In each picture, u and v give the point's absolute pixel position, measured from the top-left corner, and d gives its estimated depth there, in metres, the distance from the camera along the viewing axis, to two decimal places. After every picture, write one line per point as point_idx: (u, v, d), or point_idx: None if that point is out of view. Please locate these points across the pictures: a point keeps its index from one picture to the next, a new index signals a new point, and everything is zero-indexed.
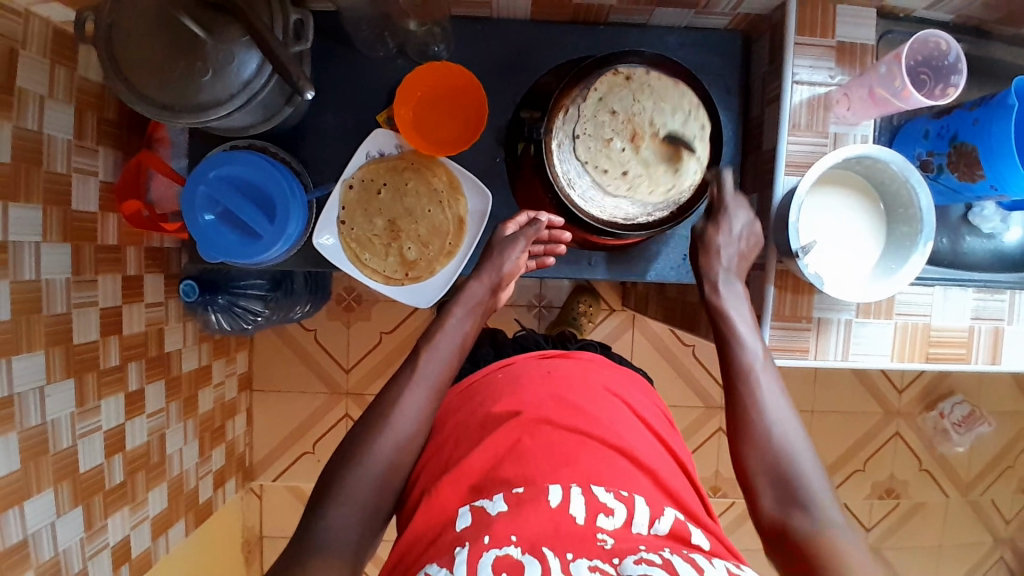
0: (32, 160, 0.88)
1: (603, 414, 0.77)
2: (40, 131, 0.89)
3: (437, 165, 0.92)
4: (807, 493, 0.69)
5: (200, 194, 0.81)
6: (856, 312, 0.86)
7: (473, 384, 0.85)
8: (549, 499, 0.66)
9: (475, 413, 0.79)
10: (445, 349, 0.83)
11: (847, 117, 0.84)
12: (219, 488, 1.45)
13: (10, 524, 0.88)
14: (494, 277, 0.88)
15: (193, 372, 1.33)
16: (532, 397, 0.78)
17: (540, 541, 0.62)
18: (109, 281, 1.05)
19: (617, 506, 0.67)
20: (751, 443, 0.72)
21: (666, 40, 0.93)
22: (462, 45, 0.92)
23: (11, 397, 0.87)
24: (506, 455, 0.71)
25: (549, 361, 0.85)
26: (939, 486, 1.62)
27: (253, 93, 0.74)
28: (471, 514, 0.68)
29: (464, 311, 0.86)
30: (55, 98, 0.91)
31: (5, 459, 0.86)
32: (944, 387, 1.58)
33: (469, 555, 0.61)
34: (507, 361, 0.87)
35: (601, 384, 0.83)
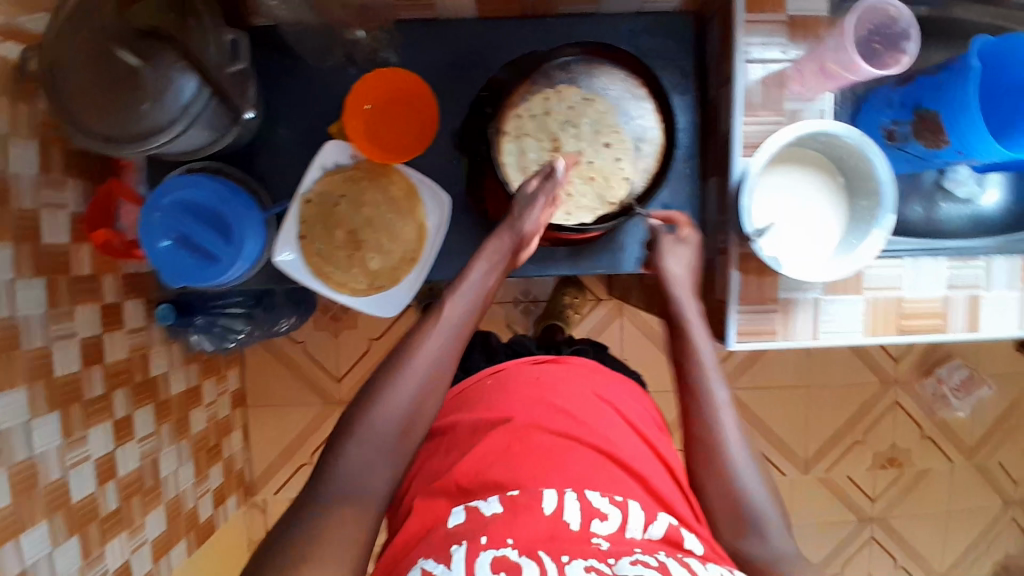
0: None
1: (596, 421, 0.78)
2: (5, 169, 0.90)
3: (393, 172, 0.91)
4: (758, 524, 0.69)
5: (156, 221, 0.81)
6: (823, 290, 0.84)
7: (465, 392, 0.85)
8: (545, 504, 0.66)
9: (467, 420, 0.79)
10: (455, 323, 0.71)
11: (803, 93, 0.82)
12: (220, 505, 1.46)
13: (8, 560, 0.90)
14: (515, 235, 0.77)
15: (183, 394, 1.34)
16: (523, 404, 0.78)
17: (536, 544, 0.62)
18: (86, 311, 1.08)
19: (611, 512, 0.67)
20: (710, 478, 0.72)
21: (620, 26, 0.91)
22: (411, 49, 0.91)
23: None
24: (498, 460, 0.72)
25: (539, 366, 0.85)
26: (943, 452, 1.60)
27: (193, 117, 0.72)
28: (466, 512, 0.68)
29: (484, 268, 0.74)
30: (19, 133, 0.92)
31: None
32: (941, 352, 1.56)
33: (468, 553, 0.61)
34: (499, 366, 0.87)
35: (590, 390, 0.83)
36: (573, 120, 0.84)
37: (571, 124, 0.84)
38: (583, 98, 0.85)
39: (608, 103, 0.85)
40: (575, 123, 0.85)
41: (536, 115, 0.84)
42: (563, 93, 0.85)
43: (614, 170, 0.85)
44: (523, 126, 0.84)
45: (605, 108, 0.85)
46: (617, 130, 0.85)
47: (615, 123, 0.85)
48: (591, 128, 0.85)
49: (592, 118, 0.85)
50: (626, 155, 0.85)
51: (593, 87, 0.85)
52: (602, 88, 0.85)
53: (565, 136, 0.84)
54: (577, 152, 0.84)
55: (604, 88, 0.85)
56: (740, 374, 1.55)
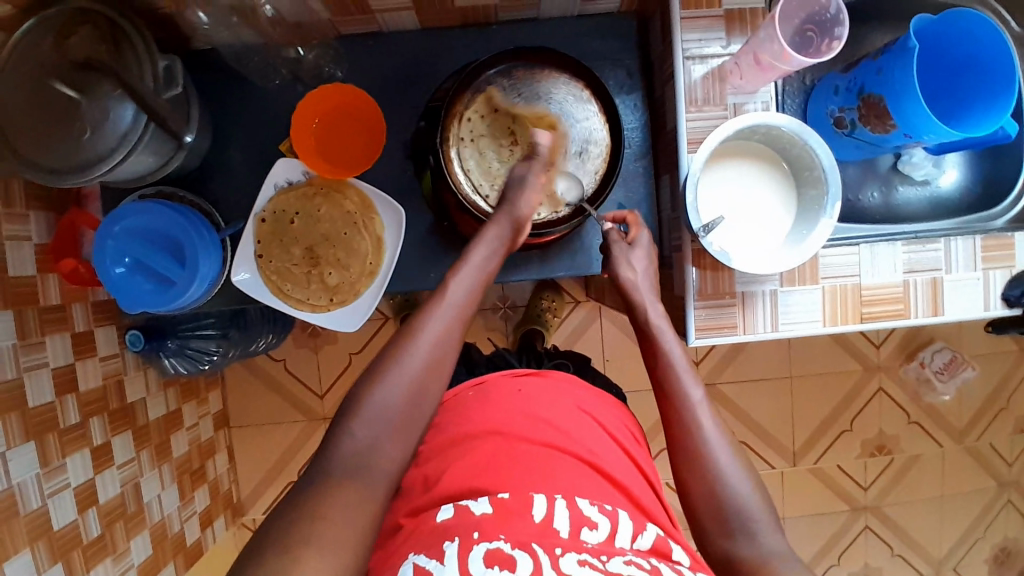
0: None
1: (578, 431, 0.77)
2: None
3: (347, 186, 0.90)
4: (744, 524, 0.65)
5: (109, 248, 0.80)
6: (780, 281, 0.84)
7: (445, 407, 0.83)
8: (535, 510, 0.65)
9: (448, 434, 0.77)
10: (448, 318, 0.67)
11: (743, 86, 0.82)
12: (208, 528, 1.46)
13: None
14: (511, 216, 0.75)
15: (163, 418, 1.34)
16: (506, 415, 0.77)
17: (528, 539, 0.61)
18: (57, 340, 1.09)
19: (600, 521, 0.66)
20: (695, 475, 0.68)
21: (564, 29, 0.91)
22: (357, 64, 0.91)
23: None
24: (486, 469, 0.70)
25: (521, 379, 0.84)
26: (931, 436, 1.59)
27: (133, 144, 0.73)
28: (455, 507, 0.66)
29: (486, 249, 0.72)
30: None
31: None
32: (922, 336, 1.55)
33: (459, 549, 0.59)
34: (479, 379, 0.86)
35: (572, 403, 0.82)
36: (523, 117, 0.84)
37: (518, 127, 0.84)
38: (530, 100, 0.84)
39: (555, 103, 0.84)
40: (524, 126, 0.84)
41: (485, 117, 0.84)
42: (510, 95, 0.84)
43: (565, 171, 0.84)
44: (475, 129, 0.84)
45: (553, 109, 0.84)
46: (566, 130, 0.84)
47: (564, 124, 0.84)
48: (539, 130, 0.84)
49: (540, 120, 0.84)
50: (582, 141, 0.85)
51: (538, 88, 0.84)
52: (548, 89, 0.84)
53: (519, 129, 0.84)
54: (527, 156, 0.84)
55: (550, 88, 0.84)
56: (722, 370, 1.54)
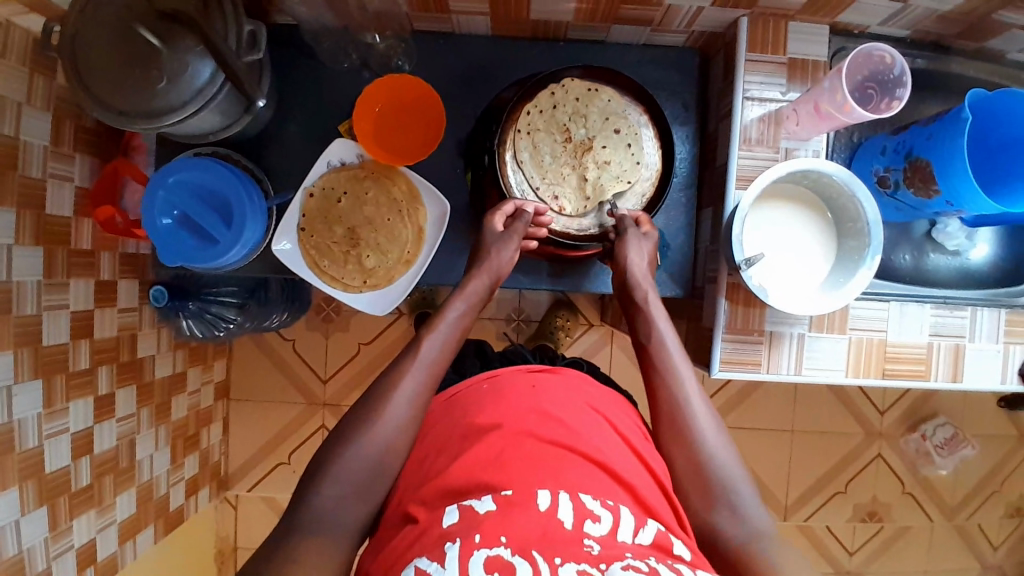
0: (8, 165, 0.94)
1: (586, 429, 0.74)
2: (16, 136, 0.95)
3: (398, 175, 0.92)
4: (729, 496, 0.71)
5: (160, 198, 0.82)
6: (808, 325, 0.85)
7: (456, 398, 0.81)
8: (537, 504, 0.62)
9: (460, 426, 0.75)
10: (431, 357, 0.76)
11: (797, 133, 0.85)
12: (192, 496, 1.45)
13: None
14: (490, 275, 0.83)
15: (168, 379, 1.34)
16: (512, 409, 0.75)
17: (529, 544, 0.58)
18: (81, 284, 1.10)
19: (603, 514, 0.63)
20: (683, 447, 0.74)
21: (627, 57, 0.95)
22: (426, 58, 0.94)
23: None
24: (489, 463, 0.67)
25: (534, 376, 0.82)
26: (923, 510, 1.59)
27: (206, 101, 0.74)
28: (459, 511, 0.63)
29: (464, 305, 0.81)
30: (33, 104, 0.98)
31: None
32: (927, 409, 1.56)
33: (461, 552, 0.57)
34: (493, 372, 0.84)
35: (583, 401, 0.79)
36: (583, 119, 0.88)
37: (574, 134, 0.87)
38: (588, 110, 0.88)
39: (612, 116, 0.88)
40: (580, 134, 0.87)
41: (545, 112, 0.87)
42: (570, 101, 0.87)
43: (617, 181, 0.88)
44: (533, 123, 0.87)
45: (610, 120, 0.88)
46: (620, 143, 0.88)
47: (619, 135, 0.88)
48: (594, 139, 0.88)
49: (596, 129, 0.88)
50: (635, 142, 0.88)
51: (598, 98, 0.88)
52: (607, 101, 0.88)
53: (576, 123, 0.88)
54: (579, 163, 0.88)
55: (610, 101, 0.88)
56: (727, 414, 1.54)
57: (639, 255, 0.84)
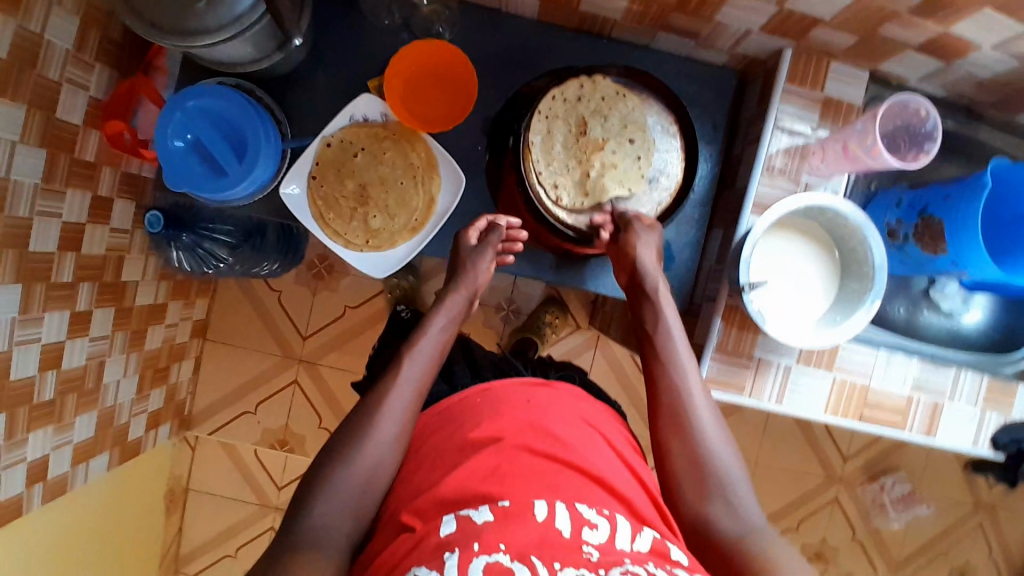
0: (24, 59, 0.91)
1: (579, 444, 0.75)
2: (40, 33, 0.93)
3: (418, 140, 0.92)
4: (724, 489, 0.71)
5: (176, 120, 0.81)
6: (797, 358, 0.86)
7: (449, 408, 0.82)
8: (536, 514, 0.63)
9: (454, 438, 0.76)
10: (411, 378, 0.77)
11: (820, 168, 0.86)
12: (152, 430, 1.43)
13: None
14: (471, 290, 0.87)
15: (148, 307, 1.32)
16: (509, 423, 0.76)
17: (528, 550, 0.59)
18: (77, 195, 1.08)
19: (600, 522, 0.65)
20: (678, 438, 0.74)
21: (665, 66, 0.95)
22: (467, 30, 0.93)
23: None
24: (487, 475, 0.68)
25: (528, 390, 0.83)
26: (869, 560, 1.61)
27: (243, 29, 0.73)
28: (457, 522, 0.63)
29: (446, 319, 0.84)
30: (63, 5, 0.97)
31: None
32: (889, 463, 1.58)
33: (460, 560, 0.57)
34: (487, 385, 0.84)
35: (577, 416, 0.81)
36: (612, 114, 0.87)
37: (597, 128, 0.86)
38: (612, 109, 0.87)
39: (635, 116, 0.87)
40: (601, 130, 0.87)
41: (568, 102, 0.86)
42: (595, 98, 0.87)
43: (636, 184, 0.87)
44: (555, 109, 0.86)
45: (634, 122, 0.87)
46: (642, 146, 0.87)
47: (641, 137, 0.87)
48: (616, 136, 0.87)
49: (619, 128, 0.87)
50: (646, 155, 0.87)
51: (624, 98, 0.87)
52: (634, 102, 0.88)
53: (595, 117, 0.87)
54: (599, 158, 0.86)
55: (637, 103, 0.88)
56: None
57: (649, 247, 0.83)
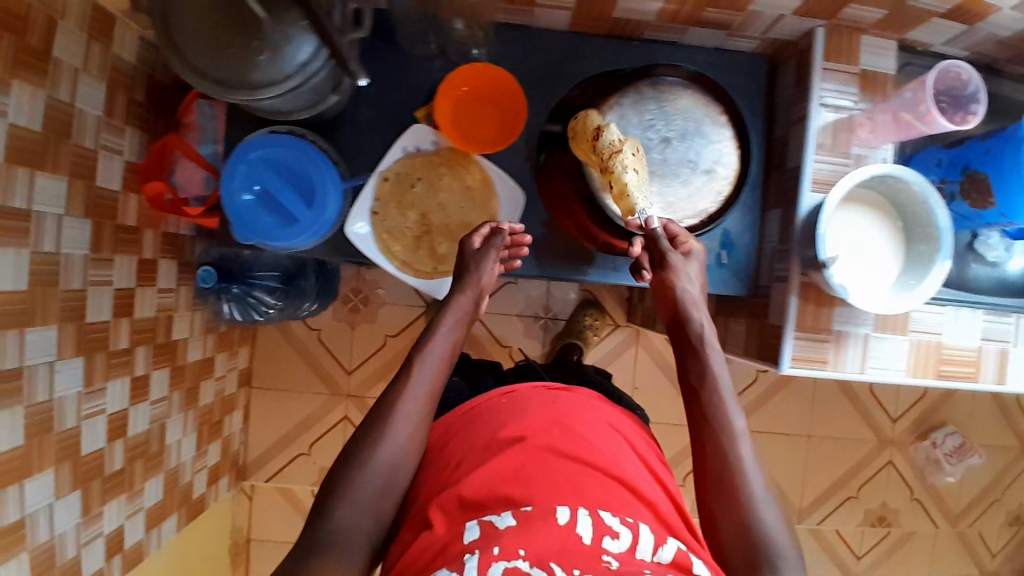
0: (61, 133, 0.91)
1: (600, 441, 0.77)
2: (72, 103, 0.93)
3: (472, 164, 0.93)
4: (774, 560, 0.66)
5: (241, 173, 0.82)
6: (872, 326, 0.88)
7: (473, 410, 0.83)
8: (558, 517, 0.66)
9: (478, 439, 0.77)
10: (421, 390, 0.77)
11: (869, 140, 0.89)
12: (213, 484, 1.42)
13: (7, 505, 0.86)
14: (475, 292, 0.85)
15: (197, 364, 1.31)
16: (536, 424, 0.77)
17: (548, 557, 0.62)
18: (124, 261, 1.07)
19: (622, 531, 0.66)
20: (723, 498, 0.71)
21: (697, 59, 0.96)
22: (502, 49, 0.94)
23: (21, 368, 0.86)
24: (511, 477, 0.70)
25: (551, 393, 0.84)
26: (929, 516, 1.65)
27: (308, 75, 0.74)
28: (480, 527, 0.66)
29: (452, 322, 0.82)
30: (89, 72, 0.97)
31: (10, 434, 0.85)
32: (936, 418, 1.62)
33: (480, 564, 0.61)
34: (510, 388, 0.86)
35: (605, 420, 0.83)
36: (663, 110, 0.88)
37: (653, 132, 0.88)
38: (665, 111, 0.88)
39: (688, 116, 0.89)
40: (657, 134, 0.88)
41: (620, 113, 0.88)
42: (646, 104, 0.88)
43: (696, 181, 0.89)
44: (608, 121, 0.87)
45: (688, 121, 0.89)
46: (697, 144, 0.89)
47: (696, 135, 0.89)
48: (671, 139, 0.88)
49: (673, 129, 0.88)
50: (694, 153, 0.88)
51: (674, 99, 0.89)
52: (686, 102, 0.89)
53: (611, 125, 0.84)
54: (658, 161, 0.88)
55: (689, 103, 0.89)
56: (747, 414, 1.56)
57: (692, 275, 0.82)
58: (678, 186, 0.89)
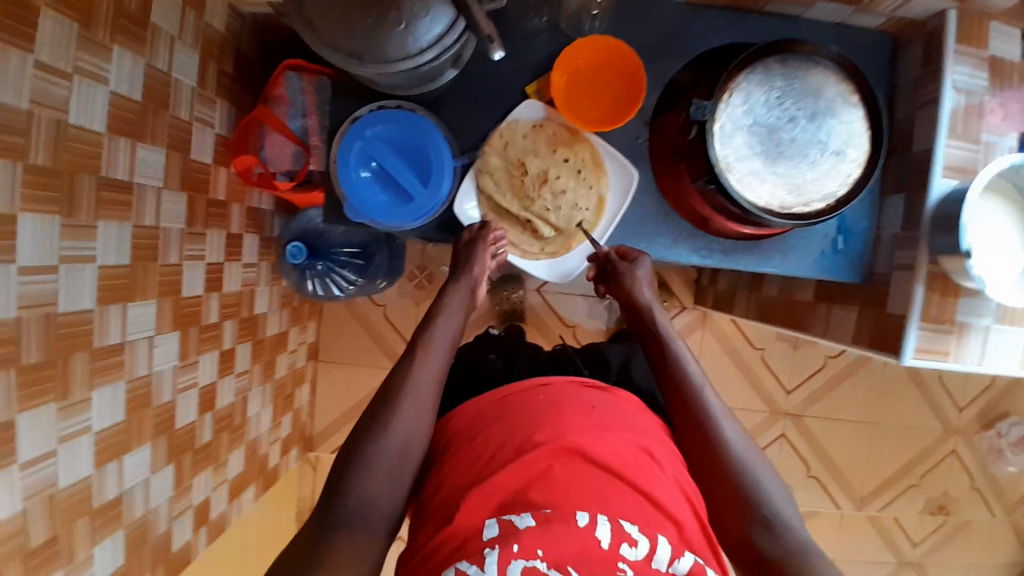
0: (160, 103, 0.88)
1: (631, 446, 0.72)
2: (168, 72, 0.89)
3: (581, 142, 0.91)
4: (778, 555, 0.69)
5: (357, 149, 0.83)
6: (995, 317, 0.85)
7: (506, 401, 0.78)
8: (578, 521, 0.63)
9: (508, 433, 0.72)
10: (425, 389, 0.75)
11: (999, 127, 0.84)
12: (285, 455, 1.43)
13: (108, 480, 0.85)
14: (470, 285, 0.86)
15: (274, 338, 1.31)
16: (575, 425, 0.72)
17: (565, 560, 0.60)
18: (215, 235, 1.06)
19: (641, 538, 0.63)
20: (724, 495, 0.74)
21: (816, 36, 0.92)
22: (615, 22, 0.91)
23: (123, 343, 0.85)
24: (536, 480, 0.66)
25: (591, 393, 0.79)
26: (988, 506, 1.64)
27: (442, 49, 0.72)
28: (500, 526, 0.63)
29: (452, 312, 0.83)
30: (184, 40, 0.92)
31: (113, 409, 0.84)
32: (1002, 408, 1.59)
33: (499, 560, 0.60)
34: (545, 380, 0.81)
35: (642, 426, 0.77)
36: (793, 87, 0.82)
37: (783, 109, 0.82)
38: (797, 85, 0.82)
39: (822, 90, 0.82)
40: (787, 109, 0.82)
41: (750, 86, 0.82)
42: (778, 77, 0.82)
43: (826, 162, 0.83)
44: (736, 96, 0.82)
45: (821, 97, 0.82)
46: (829, 120, 0.82)
47: (829, 112, 0.82)
48: (801, 116, 0.82)
49: (804, 105, 0.82)
50: (826, 131, 0.82)
51: (808, 73, 0.83)
52: (818, 78, 0.83)
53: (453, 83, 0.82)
54: (786, 140, 0.82)
55: (822, 78, 0.83)
56: (813, 404, 1.58)
57: (642, 277, 0.87)
58: (806, 167, 0.82)
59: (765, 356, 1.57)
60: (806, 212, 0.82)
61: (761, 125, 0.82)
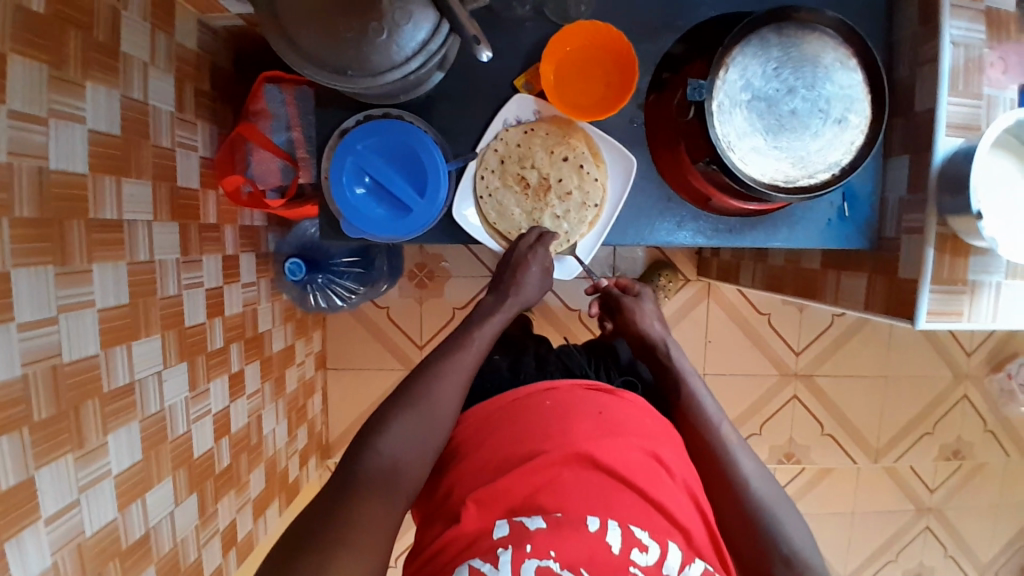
0: (141, 133, 0.85)
1: (636, 450, 0.71)
2: (146, 101, 0.86)
3: (575, 131, 0.89)
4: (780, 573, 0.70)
5: (349, 165, 0.81)
6: (1007, 273, 0.84)
7: (514, 405, 0.76)
8: (590, 526, 0.63)
9: (514, 441, 0.71)
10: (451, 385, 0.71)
11: (1000, 79, 0.83)
12: (304, 467, 1.44)
13: (134, 519, 0.84)
14: (517, 302, 0.80)
15: (281, 352, 1.30)
16: (582, 432, 0.70)
17: (579, 564, 0.60)
18: (211, 259, 1.04)
19: (652, 544, 0.63)
20: (728, 512, 0.74)
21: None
22: (601, 5, 0.88)
23: (133, 383, 0.83)
24: (544, 487, 0.66)
25: (596, 396, 0.77)
26: (1001, 446, 1.66)
27: (429, 56, 0.69)
28: (510, 526, 0.63)
29: (502, 319, 0.78)
30: (157, 65, 0.89)
31: (129, 450, 0.83)
32: (1011, 349, 1.60)
33: (513, 560, 0.59)
34: (550, 383, 0.78)
35: (646, 427, 0.75)
36: (791, 57, 0.80)
37: (782, 81, 0.80)
38: (795, 55, 0.80)
39: (820, 57, 0.80)
40: (786, 81, 0.80)
41: (746, 60, 0.80)
42: (775, 48, 0.80)
43: (829, 132, 0.81)
44: (735, 70, 0.79)
45: (820, 64, 0.80)
46: (831, 89, 0.80)
47: (830, 80, 0.80)
48: (802, 86, 0.80)
49: (804, 74, 0.80)
50: (828, 100, 0.80)
51: (806, 40, 0.80)
52: (817, 43, 0.80)
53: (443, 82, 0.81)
54: (788, 113, 0.80)
55: (821, 44, 0.80)
56: (821, 364, 1.59)
57: (646, 311, 0.90)
58: (808, 139, 0.81)
59: (773, 320, 1.57)
60: (811, 184, 0.81)
61: (760, 100, 0.80)
